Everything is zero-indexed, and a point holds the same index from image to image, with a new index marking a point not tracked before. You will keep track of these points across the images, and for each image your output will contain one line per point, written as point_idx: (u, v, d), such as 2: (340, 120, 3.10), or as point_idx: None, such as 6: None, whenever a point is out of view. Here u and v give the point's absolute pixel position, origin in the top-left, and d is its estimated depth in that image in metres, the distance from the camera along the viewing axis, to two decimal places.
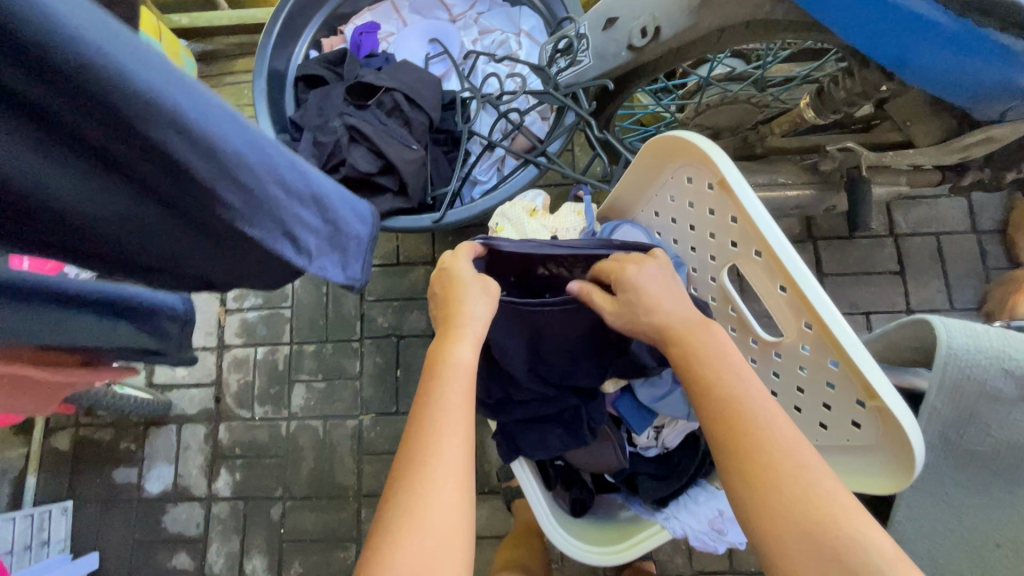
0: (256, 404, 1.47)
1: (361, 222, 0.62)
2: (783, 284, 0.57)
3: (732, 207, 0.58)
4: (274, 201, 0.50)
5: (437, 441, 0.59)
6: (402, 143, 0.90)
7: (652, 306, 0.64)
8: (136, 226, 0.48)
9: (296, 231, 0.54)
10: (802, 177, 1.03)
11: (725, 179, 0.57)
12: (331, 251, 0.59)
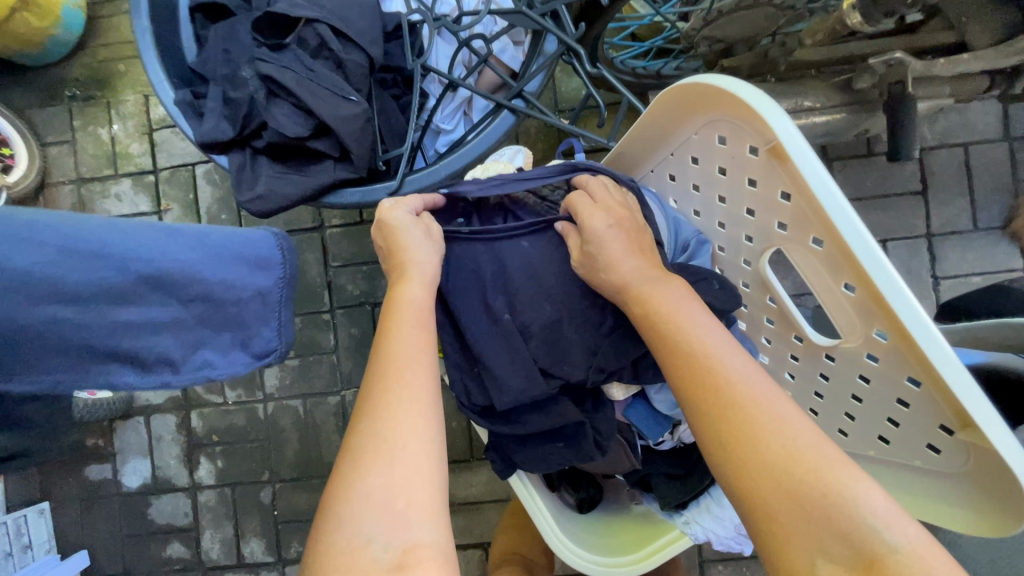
0: (226, 387, 1.35)
1: (248, 274, 0.50)
2: (851, 283, 0.43)
3: (787, 180, 0.42)
4: (50, 325, 0.42)
5: (395, 388, 0.53)
6: (337, 94, 0.69)
7: (612, 261, 0.57)
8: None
9: (127, 341, 0.45)
10: (833, 99, 0.86)
11: (780, 145, 0.41)
12: (213, 332, 0.49)
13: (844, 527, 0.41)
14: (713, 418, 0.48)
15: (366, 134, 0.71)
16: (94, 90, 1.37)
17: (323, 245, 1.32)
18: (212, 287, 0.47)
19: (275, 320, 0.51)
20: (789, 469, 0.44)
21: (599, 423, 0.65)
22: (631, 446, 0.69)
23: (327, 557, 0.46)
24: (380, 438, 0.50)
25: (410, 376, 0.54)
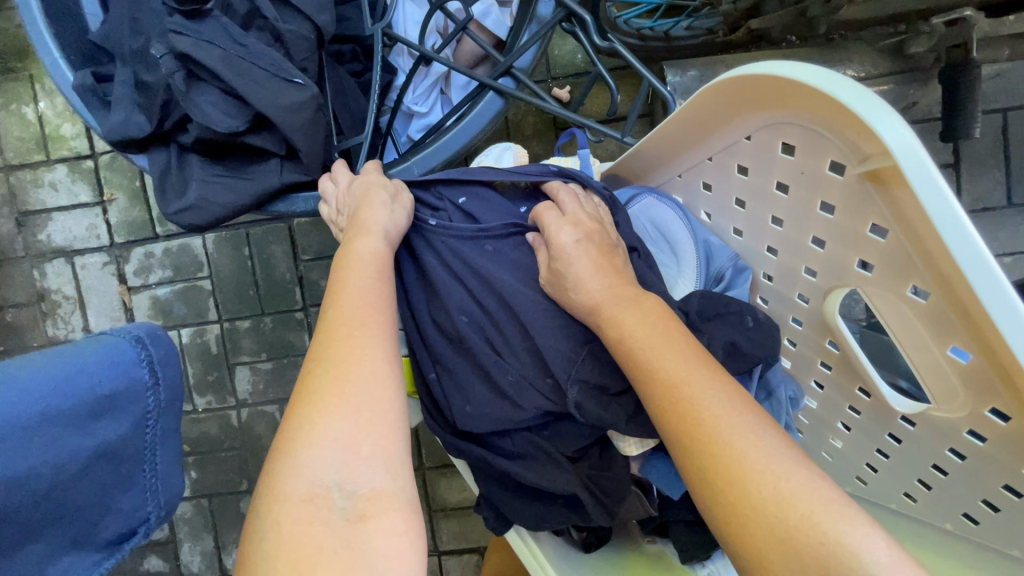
0: (194, 394, 1.24)
1: (78, 433, 0.36)
2: (963, 350, 0.32)
3: (892, 210, 0.31)
4: None
5: (339, 348, 0.43)
6: (275, 76, 0.55)
7: (582, 282, 0.47)
8: None
9: None
10: (880, 65, 0.75)
11: (895, 167, 0.29)
12: (29, 537, 0.35)
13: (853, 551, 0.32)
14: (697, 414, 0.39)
15: (317, 127, 0.57)
16: (12, 62, 1.18)
17: (290, 237, 1.19)
18: (21, 482, 0.34)
19: (147, 464, 0.40)
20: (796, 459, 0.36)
21: (604, 481, 0.53)
22: (643, 496, 0.58)
23: (275, 514, 0.36)
24: (347, 382, 0.41)
25: (379, 325, 0.45)
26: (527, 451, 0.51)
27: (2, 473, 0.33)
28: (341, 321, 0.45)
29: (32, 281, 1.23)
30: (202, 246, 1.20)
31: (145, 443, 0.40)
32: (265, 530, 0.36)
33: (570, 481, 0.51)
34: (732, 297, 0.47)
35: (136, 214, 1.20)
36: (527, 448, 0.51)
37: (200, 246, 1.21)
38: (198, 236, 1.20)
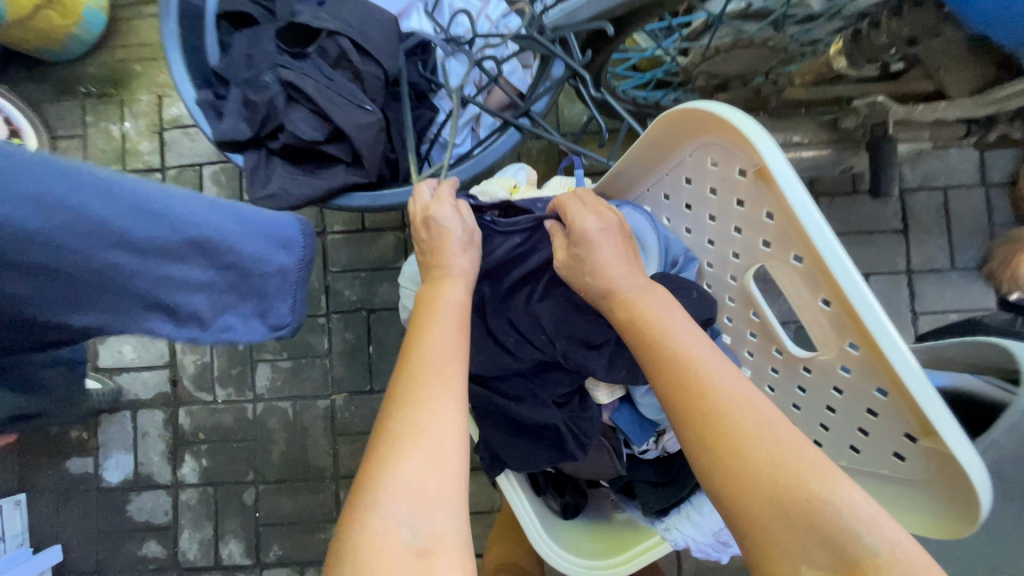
0: (216, 386, 1.36)
1: (278, 247, 0.52)
2: (826, 298, 0.46)
3: (771, 200, 0.47)
4: (109, 269, 0.45)
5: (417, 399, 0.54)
6: (353, 103, 0.74)
7: (601, 265, 0.60)
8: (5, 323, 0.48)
9: (166, 295, 0.48)
10: (820, 135, 0.92)
11: (767, 168, 0.45)
12: (236, 298, 0.51)
13: (835, 536, 0.44)
14: (706, 437, 0.51)
15: (378, 142, 0.75)
16: (109, 89, 1.40)
17: (323, 251, 1.35)
18: (246, 254, 0.50)
19: (295, 295, 0.54)
20: (786, 462, 0.47)
21: (582, 424, 0.64)
22: (612, 450, 0.69)
23: (357, 543, 0.47)
24: (421, 422, 0.52)
25: (446, 365, 0.57)
26: (522, 392, 0.66)
27: (243, 244, 0.50)
28: (415, 367, 0.56)
29: None
30: None
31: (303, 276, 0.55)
32: (348, 556, 0.46)
33: (555, 416, 0.63)
34: (683, 278, 0.61)
35: None
36: (521, 390, 0.66)
37: None
38: None
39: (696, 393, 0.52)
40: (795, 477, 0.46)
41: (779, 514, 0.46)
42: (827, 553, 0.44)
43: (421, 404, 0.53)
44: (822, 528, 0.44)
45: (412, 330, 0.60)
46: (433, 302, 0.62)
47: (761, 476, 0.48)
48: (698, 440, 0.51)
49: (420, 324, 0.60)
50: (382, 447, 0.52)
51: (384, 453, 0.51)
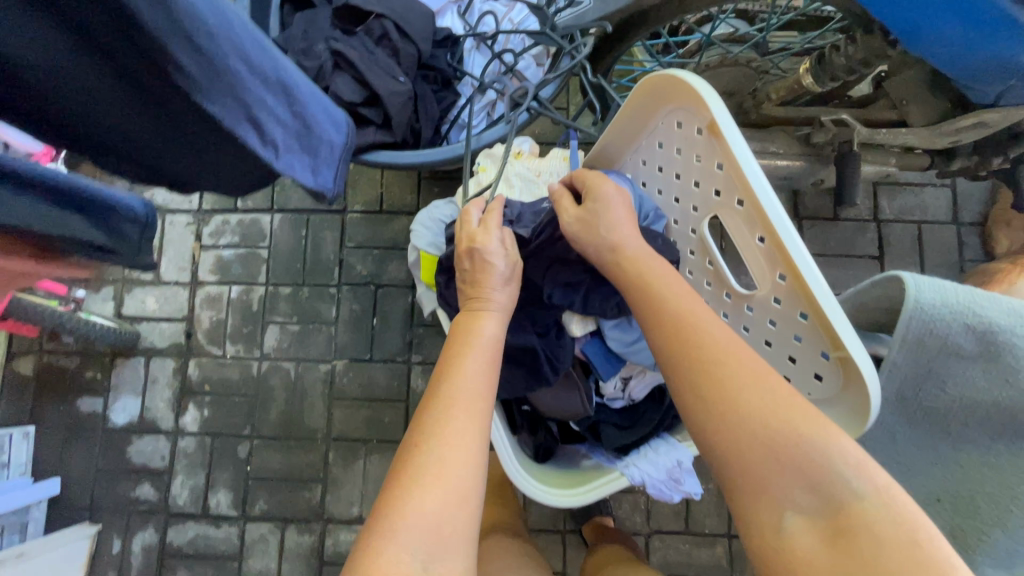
0: (227, 341, 1.45)
1: (331, 126, 0.73)
2: (762, 235, 0.57)
3: (721, 152, 0.57)
4: (242, 85, 0.57)
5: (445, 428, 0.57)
6: (389, 74, 0.87)
7: (615, 224, 0.66)
8: (115, 105, 0.55)
9: (263, 118, 0.61)
10: (793, 148, 1.04)
11: (715, 122, 0.56)
12: (300, 148, 0.69)
13: (822, 479, 0.48)
14: (702, 385, 0.54)
15: (406, 108, 0.88)
16: None
17: (342, 227, 1.47)
18: (318, 116, 0.70)
19: (329, 159, 0.75)
20: (780, 408, 0.51)
21: (557, 350, 0.74)
22: (581, 384, 0.78)
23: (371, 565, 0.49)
24: (444, 458, 0.56)
25: (475, 403, 0.60)
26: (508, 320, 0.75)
27: (317, 109, 0.70)
28: (446, 400, 0.60)
29: None
30: (269, 222, 1.47)
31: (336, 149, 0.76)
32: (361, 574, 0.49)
33: (533, 341, 0.73)
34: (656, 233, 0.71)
35: None
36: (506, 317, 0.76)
37: (267, 223, 1.48)
38: (269, 215, 1.47)
39: (697, 346, 0.56)
40: (786, 422, 0.50)
41: (770, 458, 0.49)
42: (813, 497, 0.48)
43: (449, 440, 0.57)
44: (809, 470, 0.48)
45: (445, 359, 0.64)
46: (470, 338, 0.65)
47: (755, 424, 0.51)
48: (696, 388, 0.54)
49: (453, 356, 0.64)
50: (405, 472, 0.55)
51: (408, 482, 0.54)
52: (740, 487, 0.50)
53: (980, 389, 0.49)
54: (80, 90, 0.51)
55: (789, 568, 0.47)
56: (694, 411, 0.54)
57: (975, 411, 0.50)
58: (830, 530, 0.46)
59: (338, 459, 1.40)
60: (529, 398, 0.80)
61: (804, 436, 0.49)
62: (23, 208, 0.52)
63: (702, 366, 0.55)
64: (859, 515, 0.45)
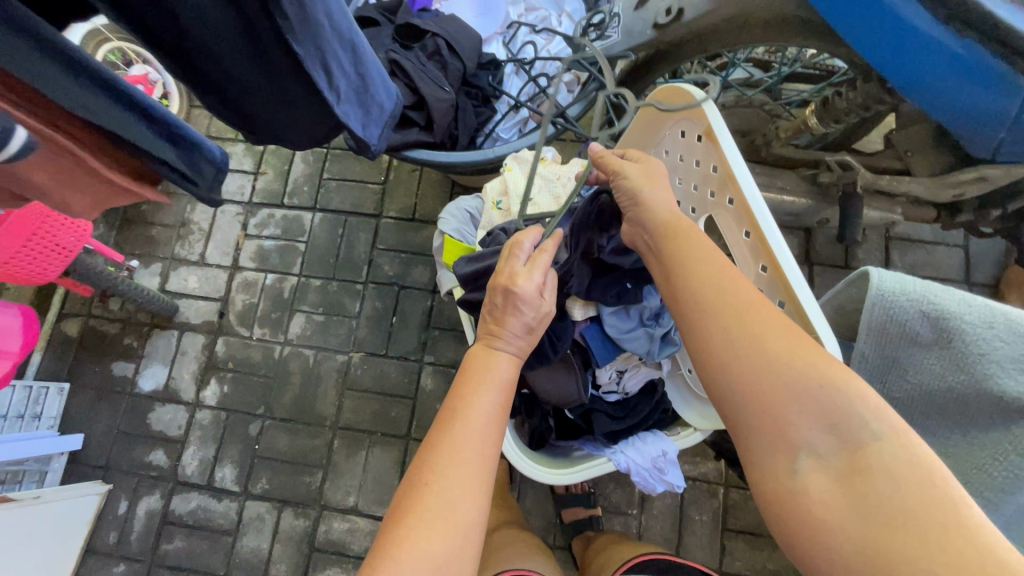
0: (255, 324, 1.54)
1: (385, 92, 0.74)
2: (748, 230, 0.64)
3: (715, 155, 0.65)
4: (324, 32, 0.58)
5: (457, 467, 0.56)
6: (436, 84, 0.99)
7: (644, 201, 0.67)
8: (219, 37, 0.56)
9: (335, 68, 0.62)
10: (801, 186, 1.11)
11: (711, 128, 0.64)
12: (357, 105, 0.70)
13: (841, 421, 0.49)
14: (734, 333, 0.55)
15: (447, 114, 1.00)
16: None
17: (375, 230, 1.58)
18: (377, 79, 0.71)
19: (376, 122, 0.76)
20: (806, 355, 0.52)
21: (559, 331, 0.80)
22: (578, 370, 0.83)
23: None
24: (453, 499, 0.55)
25: (486, 445, 0.58)
26: None
27: (378, 73, 0.71)
28: (459, 442, 0.57)
29: (181, 212, 1.62)
30: (311, 219, 1.60)
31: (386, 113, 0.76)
32: None
33: None
34: None
35: (275, 186, 1.63)
36: None
37: (309, 220, 1.61)
38: (312, 213, 1.60)
39: (729, 298, 0.57)
40: (811, 367, 0.51)
41: (795, 402, 0.51)
42: (830, 438, 0.50)
43: (459, 481, 0.55)
44: (832, 412, 0.50)
45: (459, 392, 0.62)
46: (487, 375, 0.63)
47: (785, 386, 0.51)
48: (722, 334, 0.56)
49: (470, 391, 0.61)
50: (414, 507, 0.54)
51: (416, 523, 0.53)
52: (761, 431, 0.52)
53: (936, 378, 0.53)
54: (196, 18, 0.53)
55: (802, 508, 0.49)
56: (731, 370, 0.54)
57: (933, 400, 0.53)
58: (844, 471, 0.48)
59: (342, 447, 1.45)
60: (528, 377, 0.85)
61: (828, 378, 0.51)
62: (78, 98, 0.51)
63: (734, 316, 0.56)
64: (874, 455, 0.47)
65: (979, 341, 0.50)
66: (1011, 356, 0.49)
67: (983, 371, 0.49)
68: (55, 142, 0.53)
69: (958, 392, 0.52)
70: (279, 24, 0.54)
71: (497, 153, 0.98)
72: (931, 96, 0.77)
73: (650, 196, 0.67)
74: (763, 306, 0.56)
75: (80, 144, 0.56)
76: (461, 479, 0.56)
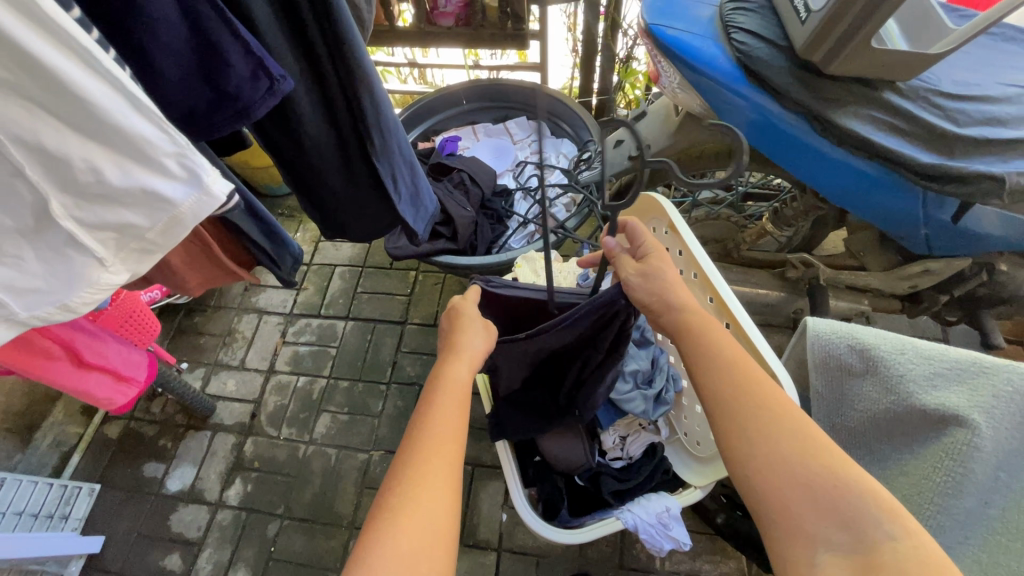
0: (283, 425, 1.64)
1: (430, 193, 0.81)
2: (711, 296, 0.83)
3: (679, 243, 0.86)
4: (393, 154, 0.68)
5: (424, 462, 0.58)
6: (460, 206, 1.24)
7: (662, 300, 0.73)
8: (325, 174, 0.69)
9: (399, 178, 0.71)
10: (772, 282, 1.30)
11: (673, 222, 0.85)
12: (411, 204, 0.76)
13: (853, 520, 0.52)
14: (745, 428, 0.61)
15: (469, 228, 1.23)
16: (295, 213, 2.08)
17: (400, 335, 1.76)
18: (421, 182, 0.78)
19: (423, 220, 0.81)
20: (818, 457, 0.57)
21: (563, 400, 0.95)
22: (585, 436, 0.96)
23: None
24: (415, 497, 0.55)
25: (448, 442, 0.61)
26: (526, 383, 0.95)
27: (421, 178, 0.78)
28: (420, 443, 0.60)
29: (228, 322, 1.82)
30: (343, 327, 1.79)
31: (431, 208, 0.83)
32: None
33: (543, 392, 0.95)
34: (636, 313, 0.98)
35: (313, 299, 1.85)
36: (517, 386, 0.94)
37: (341, 327, 1.79)
38: (344, 321, 1.79)
39: (744, 398, 0.63)
40: (822, 471, 0.56)
41: (808, 500, 0.55)
42: (843, 535, 0.52)
43: (423, 480, 0.56)
44: (842, 510, 0.53)
45: (424, 401, 0.65)
46: (446, 378, 0.67)
47: (800, 478, 0.56)
48: (737, 429, 0.62)
49: (432, 397, 0.65)
50: (384, 510, 0.54)
51: (378, 524, 0.54)
52: (778, 524, 0.56)
53: (875, 403, 0.64)
54: (306, 151, 0.65)
55: None
56: (743, 466, 0.60)
57: (878, 424, 0.64)
58: (860, 566, 0.50)
59: None
60: (540, 445, 0.97)
61: (840, 475, 0.55)
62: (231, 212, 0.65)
63: (745, 414, 0.62)
64: (886, 553, 0.49)
65: (896, 365, 0.62)
66: (923, 374, 0.60)
67: (905, 388, 0.61)
68: (194, 231, 0.70)
69: (893, 411, 0.62)
70: (367, 146, 0.65)
71: (509, 256, 1.18)
72: (857, 201, 0.97)
73: (660, 299, 0.73)
74: (774, 404, 0.62)
75: (212, 237, 0.72)
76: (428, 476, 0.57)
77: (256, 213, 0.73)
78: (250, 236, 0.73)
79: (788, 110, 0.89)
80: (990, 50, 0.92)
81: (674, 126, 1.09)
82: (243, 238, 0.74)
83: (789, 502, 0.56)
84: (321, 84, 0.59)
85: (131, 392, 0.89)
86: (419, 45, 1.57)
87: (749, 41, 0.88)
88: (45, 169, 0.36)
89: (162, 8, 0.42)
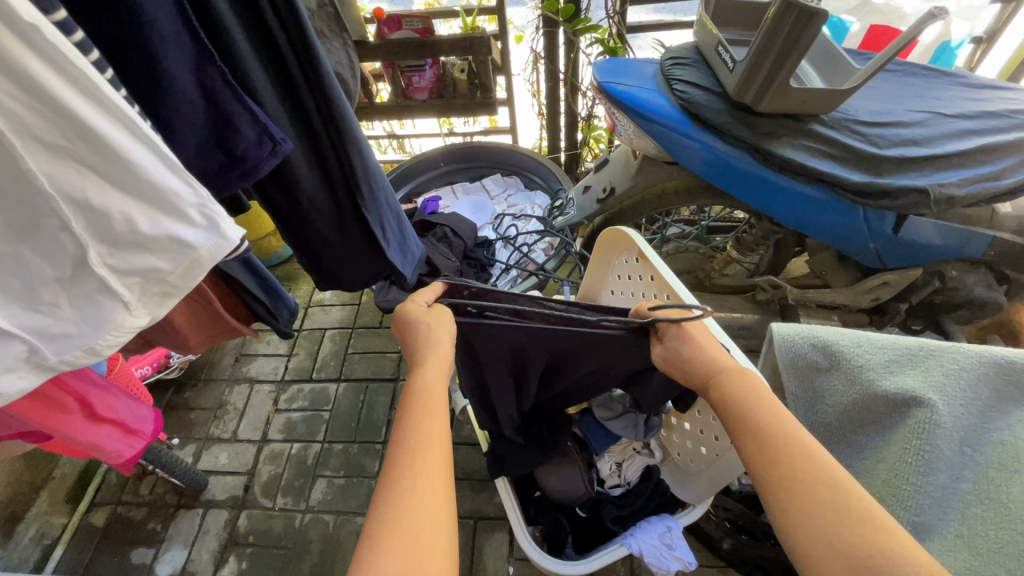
0: (279, 495, 1.60)
1: (415, 236, 0.88)
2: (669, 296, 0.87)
3: (649, 270, 0.91)
4: (378, 201, 0.74)
5: (410, 478, 0.59)
6: (445, 256, 1.31)
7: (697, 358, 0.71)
8: (321, 229, 0.76)
9: (384, 223, 0.78)
10: (746, 305, 1.37)
11: (641, 250, 0.92)
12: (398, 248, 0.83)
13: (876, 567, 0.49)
14: (770, 476, 0.58)
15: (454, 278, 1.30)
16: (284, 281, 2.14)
17: (393, 393, 1.78)
18: (402, 224, 0.84)
19: (407, 258, 0.87)
20: (840, 504, 0.53)
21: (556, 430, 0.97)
22: (582, 465, 0.99)
23: None
24: (399, 518, 0.56)
25: (431, 459, 0.62)
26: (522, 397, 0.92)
27: (403, 221, 0.85)
28: (405, 460, 0.61)
29: (220, 394, 1.81)
30: (336, 390, 1.79)
31: (415, 249, 0.89)
32: None
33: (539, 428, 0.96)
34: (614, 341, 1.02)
35: (305, 363, 1.86)
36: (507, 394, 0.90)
37: (333, 390, 1.80)
38: (337, 384, 1.81)
39: (770, 448, 0.59)
40: (844, 518, 0.52)
41: (835, 546, 0.52)
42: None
43: (407, 502, 0.58)
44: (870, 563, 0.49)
45: (405, 417, 0.66)
46: (421, 391, 0.69)
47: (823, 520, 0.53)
48: (764, 481, 0.59)
49: (410, 413, 0.66)
50: (377, 532, 0.55)
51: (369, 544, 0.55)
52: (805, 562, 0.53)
53: (845, 395, 0.68)
54: (300, 208, 0.72)
55: None
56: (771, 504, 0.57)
57: (851, 415, 0.68)
58: None
59: None
60: (539, 478, 0.99)
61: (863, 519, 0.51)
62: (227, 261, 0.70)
63: (773, 458, 0.59)
64: None
65: (856, 356, 0.67)
66: (880, 362, 0.65)
67: (866, 377, 0.65)
68: (197, 289, 0.75)
69: (860, 401, 0.66)
70: (357, 201, 0.72)
71: None
72: (814, 225, 1.06)
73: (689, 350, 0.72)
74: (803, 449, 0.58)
75: (213, 294, 0.77)
76: (415, 495, 0.58)
77: (254, 268, 0.78)
78: (248, 290, 0.78)
79: (732, 146, 1.00)
80: (896, 85, 1.06)
81: (633, 169, 1.19)
82: (242, 292, 0.79)
83: (812, 544, 0.53)
84: (315, 145, 0.67)
85: (138, 445, 0.92)
86: (397, 117, 1.69)
87: (689, 90, 1.00)
88: (87, 222, 0.41)
89: (185, 87, 0.50)
